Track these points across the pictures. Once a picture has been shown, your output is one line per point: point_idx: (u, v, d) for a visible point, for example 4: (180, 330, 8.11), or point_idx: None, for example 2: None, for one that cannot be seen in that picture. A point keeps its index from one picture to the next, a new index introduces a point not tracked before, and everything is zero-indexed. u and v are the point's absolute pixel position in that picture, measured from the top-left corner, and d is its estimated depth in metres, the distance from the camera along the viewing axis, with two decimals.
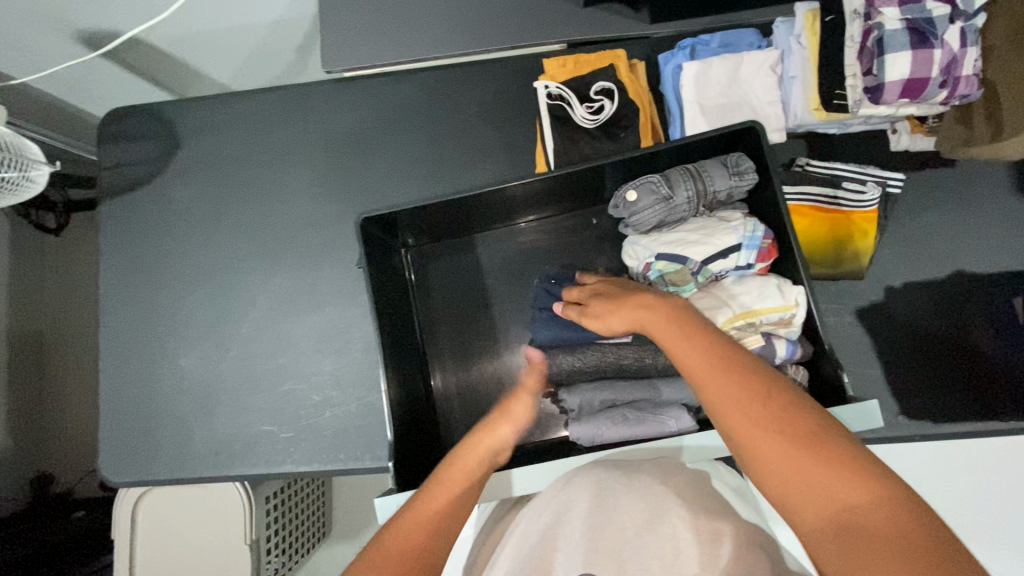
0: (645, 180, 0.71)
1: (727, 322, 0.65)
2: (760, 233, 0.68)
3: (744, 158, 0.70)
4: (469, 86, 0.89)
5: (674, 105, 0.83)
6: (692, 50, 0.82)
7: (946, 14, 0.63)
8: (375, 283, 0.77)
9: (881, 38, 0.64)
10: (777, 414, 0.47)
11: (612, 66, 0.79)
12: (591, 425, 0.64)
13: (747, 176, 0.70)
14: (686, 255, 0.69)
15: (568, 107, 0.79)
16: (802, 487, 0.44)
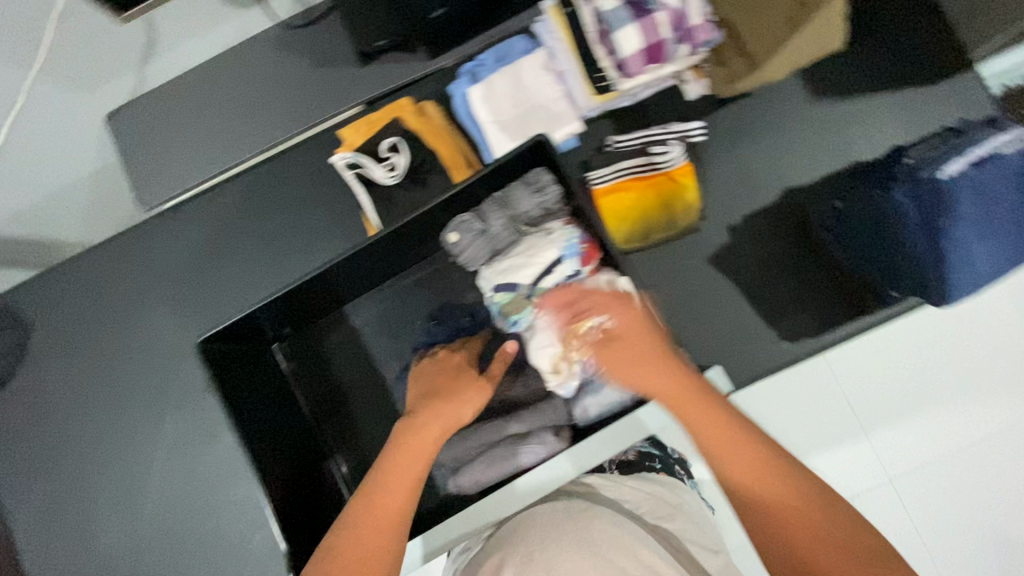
0: (459, 220, 0.69)
1: (570, 336, 0.63)
2: (578, 239, 0.66)
3: (543, 172, 0.68)
4: (285, 177, 0.90)
5: (475, 131, 0.84)
6: (473, 74, 0.84)
7: None
8: (233, 404, 0.70)
9: (606, 20, 0.65)
10: (775, 460, 0.51)
11: (398, 119, 0.80)
12: (469, 474, 0.64)
13: (552, 189, 0.68)
14: (515, 281, 0.66)
15: (366, 171, 0.78)
16: (794, 532, 0.48)
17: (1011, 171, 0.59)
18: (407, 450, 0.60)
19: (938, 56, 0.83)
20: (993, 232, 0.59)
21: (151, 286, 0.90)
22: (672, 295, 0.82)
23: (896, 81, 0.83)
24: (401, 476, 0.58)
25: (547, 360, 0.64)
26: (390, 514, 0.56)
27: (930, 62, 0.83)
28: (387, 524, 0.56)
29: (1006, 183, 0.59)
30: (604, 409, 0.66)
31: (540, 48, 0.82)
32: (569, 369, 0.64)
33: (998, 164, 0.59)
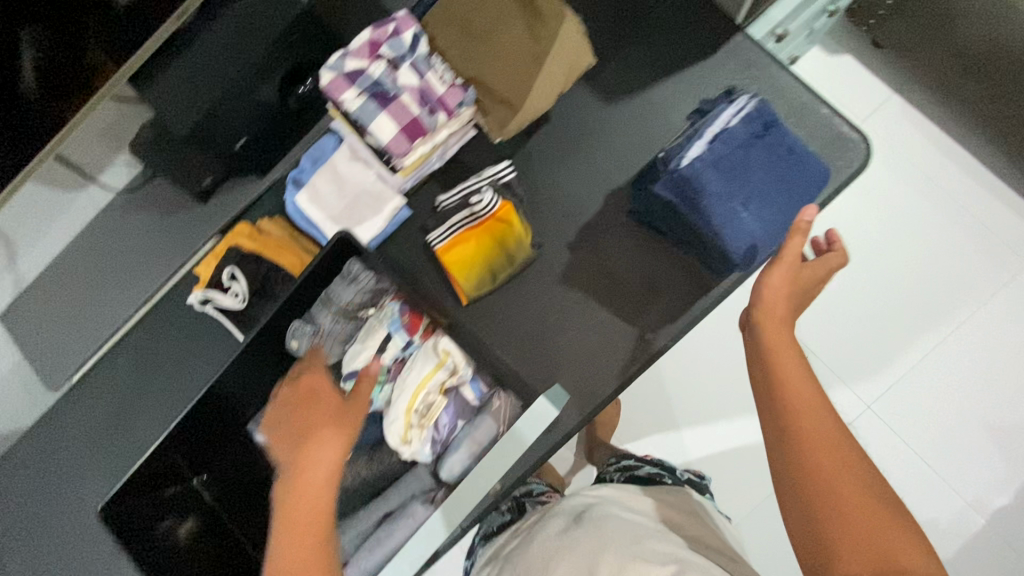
0: (295, 328, 0.75)
1: (412, 403, 0.69)
2: (399, 311, 0.73)
3: (350, 264, 0.74)
4: (167, 326, 0.96)
5: (313, 231, 0.89)
6: (296, 180, 0.89)
7: (385, 68, 0.70)
8: None
9: (358, 118, 0.70)
10: (798, 378, 0.64)
11: (234, 246, 0.86)
12: (359, 561, 0.69)
13: (364, 277, 0.74)
14: (351, 367, 0.73)
15: (218, 300, 0.84)
16: (817, 454, 0.59)
17: (744, 138, 0.74)
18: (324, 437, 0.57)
19: (709, 26, 0.86)
20: (748, 195, 0.72)
21: (76, 463, 0.96)
22: (536, 321, 0.86)
23: (677, 62, 0.86)
24: (318, 464, 0.55)
25: (393, 431, 0.70)
26: (315, 501, 0.53)
27: (699, 34, 0.86)
28: (314, 512, 0.53)
29: (742, 147, 0.73)
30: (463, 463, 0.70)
31: (346, 140, 0.87)
32: (417, 434, 0.70)
33: (733, 133, 0.74)
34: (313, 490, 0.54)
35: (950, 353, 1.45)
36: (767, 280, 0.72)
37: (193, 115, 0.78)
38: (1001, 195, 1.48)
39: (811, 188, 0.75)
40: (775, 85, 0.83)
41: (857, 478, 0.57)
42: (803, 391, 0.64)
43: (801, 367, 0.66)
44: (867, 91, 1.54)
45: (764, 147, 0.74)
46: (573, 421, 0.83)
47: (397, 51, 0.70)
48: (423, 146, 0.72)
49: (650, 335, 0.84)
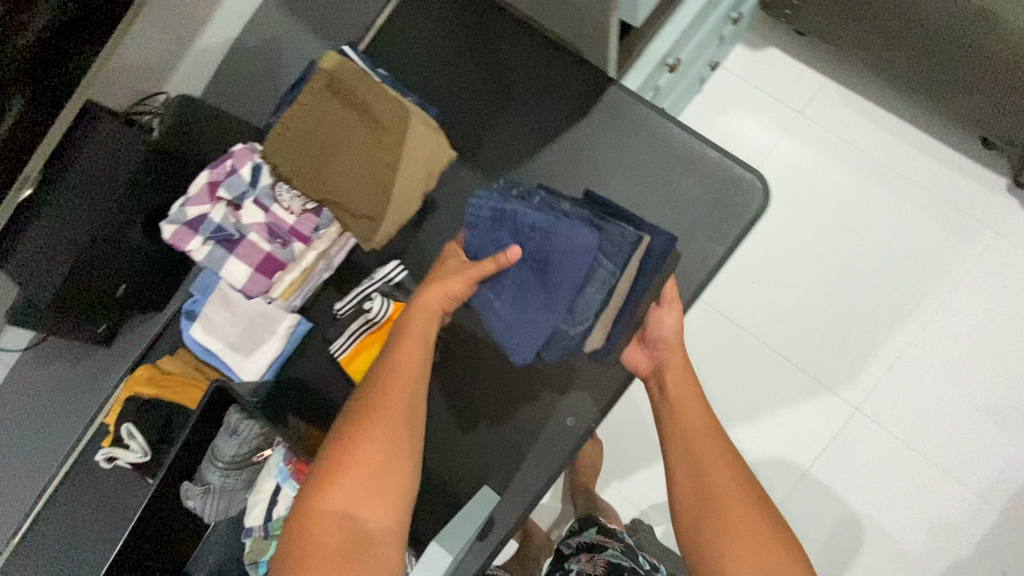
0: (185, 487, 0.72)
1: None
2: (286, 460, 0.70)
3: (228, 416, 0.71)
4: (60, 499, 0.86)
5: (216, 361, 0.85)
6: (191, 310, 0.86)
7: (229, 211, 0.68)
8: None
9: (211, 265, 0.68)
10: (701, 422, 0.68)
11: (131, 396, 0.83)
12: None
13: (243, 428, 0.71)
14: (250, 524, 0.70)
15: (121, 458, 0.81)
16: (721, 504, 0.63)
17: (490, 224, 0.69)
18: (383, 408, 0.68)
19: (579, 82, 0.82)
20: (499, 283, 0.70)
21: None
22: (454, 420, 0.81)
23: (553, 124, 0.82)
24: (412, 358, 0.71)
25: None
26: (393, 411, 0.68)
27: (570, 101, 0.81)
28: (400, 422, 0.68)
29: (490, 238, 0.70)
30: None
31: None
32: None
33: (476, 229, 0.69)
34: (389, 413, 0.68)
35: (936, 339, 1.37)
36: (661, 322, 0.72)
37: (70, 263, 0.77)
38: (957, 165, 1.41)
39: (576, 259, 0.66)
40: (658, 137, 0.79)
41: (751, 509, 0.63)
42: (702, 432, 0.68)
43: (701, 410, 0.69)
44: (798, 82, 1.47)
45: (507, 234, 0.68)
46: (505, 527, 0.77)
47: (238, 189, 0.69)
48: (289, 275, 0.70)
49: (572, 419, 0.79)
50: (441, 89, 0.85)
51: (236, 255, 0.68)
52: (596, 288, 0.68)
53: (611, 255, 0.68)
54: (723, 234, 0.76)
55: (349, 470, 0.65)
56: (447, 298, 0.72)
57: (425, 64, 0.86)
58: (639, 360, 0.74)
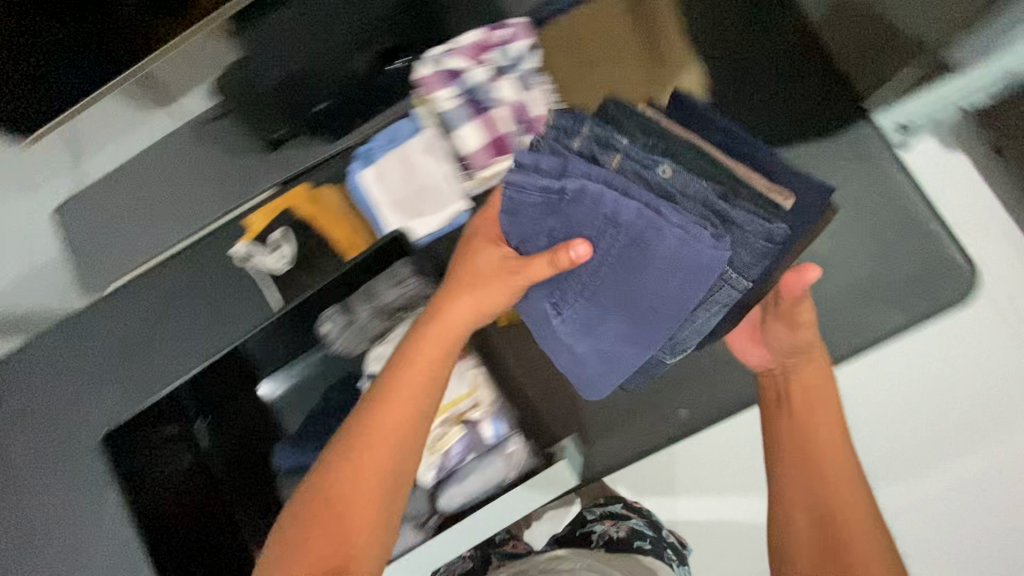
0: (330, 312, 0.83)
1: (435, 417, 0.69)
2: None
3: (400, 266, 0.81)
4: (198, 257, 0.95)
5: (371, 213, 0.85)
6: (368, 153, 0.85)
7: (490, 78, 0.76)
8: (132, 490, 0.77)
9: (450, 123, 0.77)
10: (828, 426, 0.69)
11: (289, 207, 0.87)
12: None
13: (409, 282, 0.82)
14: None
15: (261, 256, 0.86)
16: (839, 512, 0.65)
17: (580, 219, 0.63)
18: (384, 417, 0.62)
19: (835, 105, 0.89)
20: (563, 299, 0.65)
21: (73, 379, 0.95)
22: None
23: (799, 124, 0.89)
24: (414, 397, 0.63)
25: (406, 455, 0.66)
26: (411, 410, 0.63)
27: (799, 123, 0.89)
28: (404, 455, 0.62)
29: (542, 228, 0.62)
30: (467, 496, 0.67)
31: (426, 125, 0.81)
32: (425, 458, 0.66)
33: (520, 218, 0.61)
34: (391, 428, 0.62)
35: None
36: (771, 332, 0.72)
37: (296, 71, 0.79)
38: None
39: (682, 278, 0.59)
40: (878, 188, 0.84)
41: (863, 516, 0.65)
42: (829, 439, 0.68)
43: (833, 417, 0.70)
44: None
45: (567, 226, 0.59)
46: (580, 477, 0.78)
47: (506, 63, 0.76)
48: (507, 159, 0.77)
49: (683, 412, 0.79)
50: (715, 44, 0.90)
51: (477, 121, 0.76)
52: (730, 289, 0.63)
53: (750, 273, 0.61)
54: (898, 312, 0.78)
55: (363, 472, 0.61)
56: (481, 311, 0.66)
57: (704, 18, 0.91)
58: (757, 357, 0.75)
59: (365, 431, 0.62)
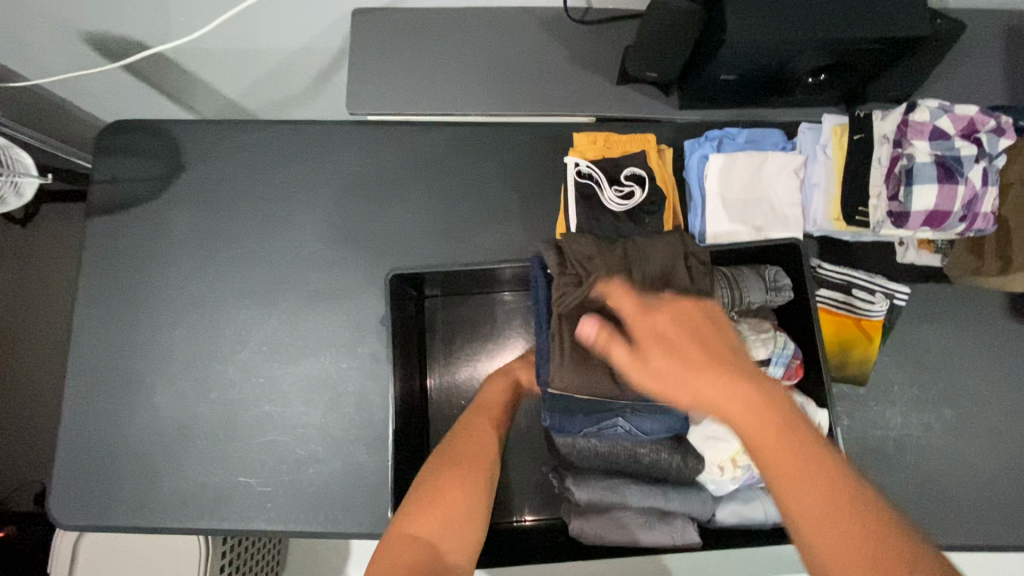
0: None
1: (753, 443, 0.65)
2: (790, 352, 0.69)
3: (784, 278, 0.72)
4: (487, 146, 0.89)
5: (697, 195, 0.81)
6: (720, 142, 0.82)
7: (973, 154, 0.69)
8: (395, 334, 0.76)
9: (910, 168, 0.69)
10: (716, 388, 0.49)
11: (642, 151, 0.80)
12: (596, 527, 0.67)
13: (784, 292, 0.71)
14: None
15: (595, 189, 0.79)
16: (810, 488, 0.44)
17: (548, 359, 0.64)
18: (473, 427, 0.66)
19: None
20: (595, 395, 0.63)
21: (325, 183, 0.89)
22: None
23: None
24: (492, 416, 0.68)
25: (714, 452, 0.67)
26: (487, 436, 0.65)
27: None
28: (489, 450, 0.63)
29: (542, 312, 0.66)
30: (743, 519, 0.69)
31: (796, 150, 0.79)
32: (732, 469, 0.67)
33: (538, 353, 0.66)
34: (481, 429, 0.66)
35: None
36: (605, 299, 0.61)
37: (721, 52, 0.73)
38: None
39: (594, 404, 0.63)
40: None
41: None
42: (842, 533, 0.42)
43: (686, 352, 0.52)
44: None
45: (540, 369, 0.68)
46: None
47: (988, 148, 0.70)
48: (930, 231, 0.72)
49: None
50: None
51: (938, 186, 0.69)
52: (621, 426, 0.65)
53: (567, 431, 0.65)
54: None
55: (446, 481, 0.59)
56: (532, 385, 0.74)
57: None
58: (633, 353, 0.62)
59: (469, 428, 0.66)
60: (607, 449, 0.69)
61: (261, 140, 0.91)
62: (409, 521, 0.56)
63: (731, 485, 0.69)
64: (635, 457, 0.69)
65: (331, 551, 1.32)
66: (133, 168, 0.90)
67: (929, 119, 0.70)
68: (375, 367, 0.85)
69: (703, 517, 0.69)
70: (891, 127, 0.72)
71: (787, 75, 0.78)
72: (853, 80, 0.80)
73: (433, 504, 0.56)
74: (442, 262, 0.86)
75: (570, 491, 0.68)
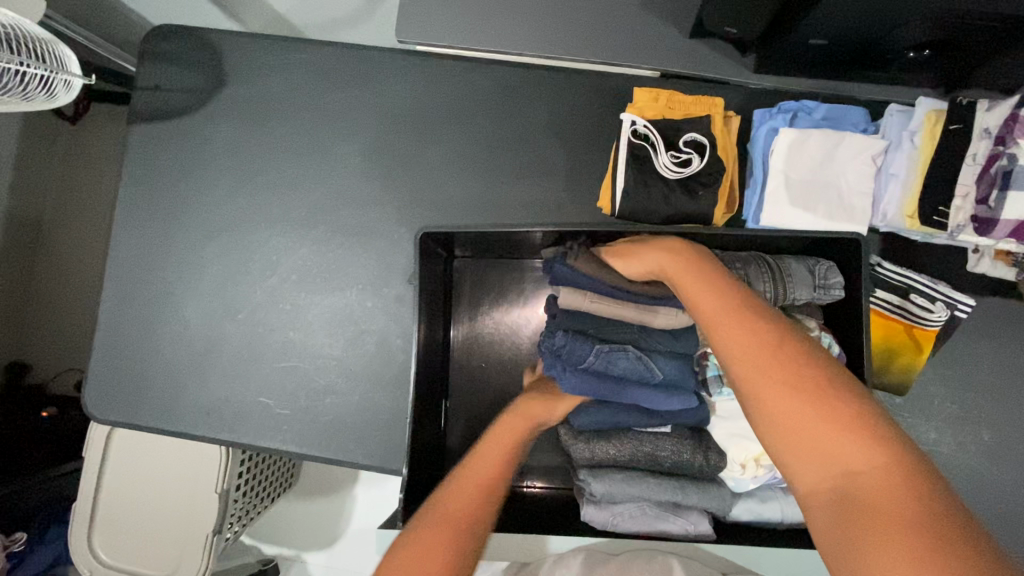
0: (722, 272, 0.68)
1: None
2: (832, 355, 0.67)
3: (837, 279, 0.68)
4: (538, 93, 0.84)
5: (758, 171, 0.75)
6: (793, 116, 0.75)
7: None
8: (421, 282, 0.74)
9: (1009, 172, 0.64)
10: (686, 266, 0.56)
11: (705, 116, 0.74)
12: (609, 514, 0.67)
13: (834, 291, 0.68)
14: None
15: (650, 152, 0.73)
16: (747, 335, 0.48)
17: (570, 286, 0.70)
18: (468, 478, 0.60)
19: None
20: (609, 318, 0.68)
21: (366, 114, 0.86)
22: None
23: None
24: (490, 468, 0.61)
25: (738, 450, 0.66)
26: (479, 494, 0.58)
27: None
28: (472, 514, 0.56)
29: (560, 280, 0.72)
30: (757, 518, 0.69)
31: (878, 134, 0.72)
32: (754, 468, 0.66)
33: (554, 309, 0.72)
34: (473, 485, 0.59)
35: None
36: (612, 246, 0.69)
37: (817, 10, 0.65)
38: None
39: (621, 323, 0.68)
40: None
41: (901, 501, 0.39)
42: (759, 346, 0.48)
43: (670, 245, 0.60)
44: None
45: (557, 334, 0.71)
46: None
47: None
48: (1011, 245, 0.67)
49: None
50: None
51: None
52: (629, 353, 0.65)
53: (577, 357, 0.65)
54: None
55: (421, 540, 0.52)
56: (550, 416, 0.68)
57: None
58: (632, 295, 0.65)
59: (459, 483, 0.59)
60: (626, 451, 0.68)
61: (304, 60, 0.87)
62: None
63: (750, 484, 0.68)
64: (656, 461, 0.68)
65: (341, 474, 1.39)
66: (174, 76, 0.88)
67: None
68: (399, 309, 0.84)
69: (718, 512, 0.68)
70: (996, 121, 0.64)
71: (885, 43, 0.69)
72: (962, 59, 0.70)
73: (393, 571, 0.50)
74: (477, 211, 0.84)
75: (585, 483, 0.67)
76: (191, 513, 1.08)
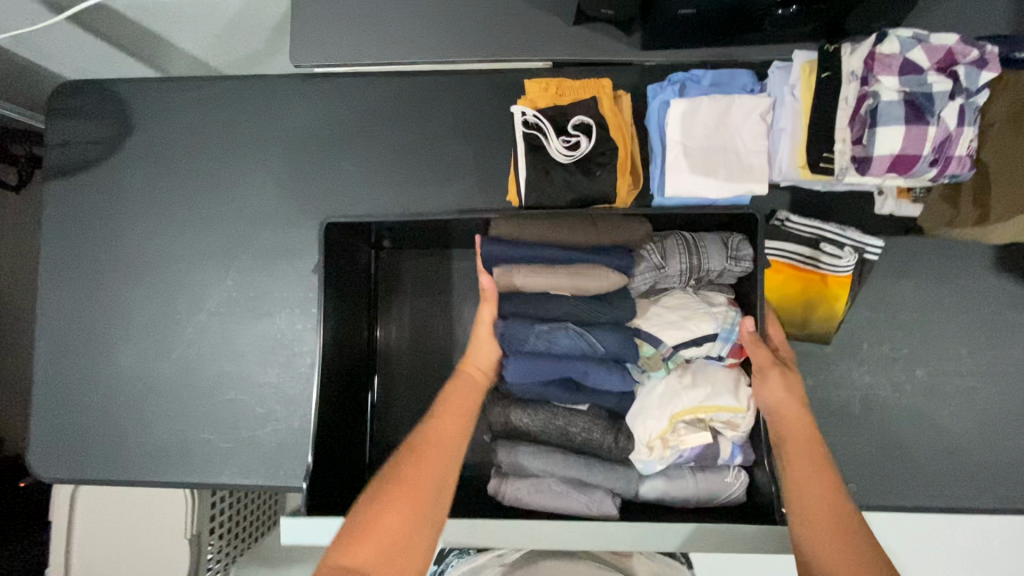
0: (639, 247, 0.71)
1: (681, 415, 0.65)
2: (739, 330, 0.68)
3: (747, 246, 0.69)
4: (440, 97, 0.85)
5: (657, 144, 0.76)
6: (683, 86, 0.76)
7: (946, 91, 0.63)
8: (329, 285, 0.73)
9: (875, 108, 0.64)
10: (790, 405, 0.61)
11: (594, 97, 0.75)
12: (514, 487, 0.68)
13: (744, 262, 0.69)
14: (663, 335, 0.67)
15: (543, 139, 0.74)
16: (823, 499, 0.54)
17: (497, 257, 0.70)
18: (426, 459, 0.57)
19: None
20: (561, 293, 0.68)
21: (274, 141, 0.87)
22: None
23: None
24: (448, 438, 0.59)
25: (643, 431, 0.65)
26: (433, 480, 0.56)
27: None
28: (440, 482, 0.56)
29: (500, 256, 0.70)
30: (665, 494, 0.68)
31: (765, 93, 0.74)
32: (660, 450, 0.66)
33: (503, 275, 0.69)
34: (429, 472, 0.56)
35: None
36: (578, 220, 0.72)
37: None
38: None
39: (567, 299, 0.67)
40: None
41: None
42: (844, 560, 0.50)
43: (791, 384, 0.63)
44: None
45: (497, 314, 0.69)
46: None
47: (969, 82, 0.63)
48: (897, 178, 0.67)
49: (854, 487, 0.76)
50: None
51: (908, 129, 0.63)
52: (570, 331, 0.64)
53: (517, 340, 0.65)
54: None
55: (372, 531, 0.52)
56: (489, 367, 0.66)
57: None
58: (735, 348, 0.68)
59: (422, 443, 0.58)
60: (539, 424, 0.68)
61: (208, 96, 0.88)
62: (340, 548, 0.51)
63: (658, 465, 0.67)
64: (566, 436, 0.68)
65: None
66: (84, 128, 0.89)
67: (898, 51, 0.63)
68: None
69: (626, 493, 0.68)
70: (858, 63, 0.65)
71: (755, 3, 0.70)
72: (831, 10, 0.72)
73: (369, 532, 0.52)
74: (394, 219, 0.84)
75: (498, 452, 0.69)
76: (163, 563, 1.06)
